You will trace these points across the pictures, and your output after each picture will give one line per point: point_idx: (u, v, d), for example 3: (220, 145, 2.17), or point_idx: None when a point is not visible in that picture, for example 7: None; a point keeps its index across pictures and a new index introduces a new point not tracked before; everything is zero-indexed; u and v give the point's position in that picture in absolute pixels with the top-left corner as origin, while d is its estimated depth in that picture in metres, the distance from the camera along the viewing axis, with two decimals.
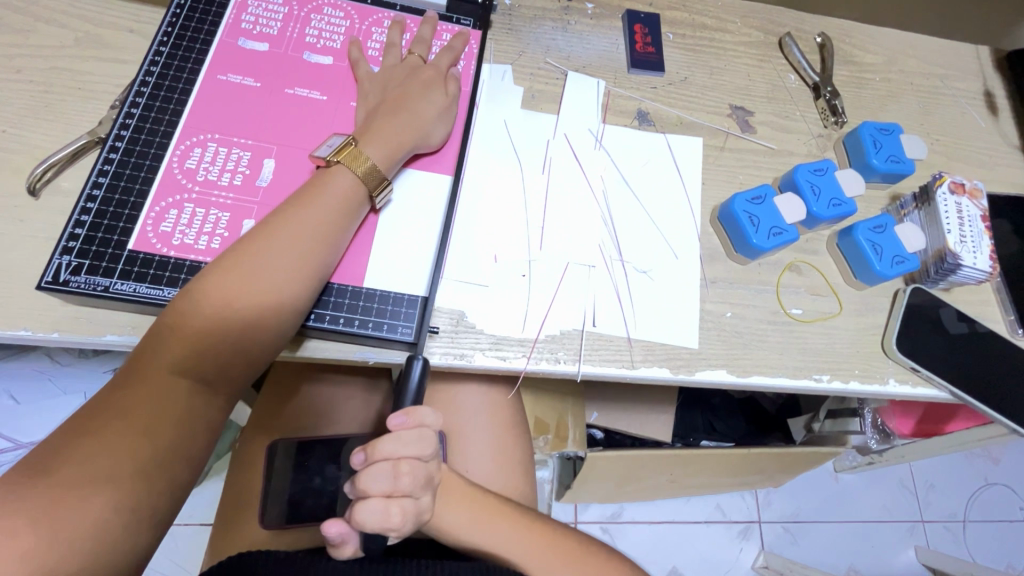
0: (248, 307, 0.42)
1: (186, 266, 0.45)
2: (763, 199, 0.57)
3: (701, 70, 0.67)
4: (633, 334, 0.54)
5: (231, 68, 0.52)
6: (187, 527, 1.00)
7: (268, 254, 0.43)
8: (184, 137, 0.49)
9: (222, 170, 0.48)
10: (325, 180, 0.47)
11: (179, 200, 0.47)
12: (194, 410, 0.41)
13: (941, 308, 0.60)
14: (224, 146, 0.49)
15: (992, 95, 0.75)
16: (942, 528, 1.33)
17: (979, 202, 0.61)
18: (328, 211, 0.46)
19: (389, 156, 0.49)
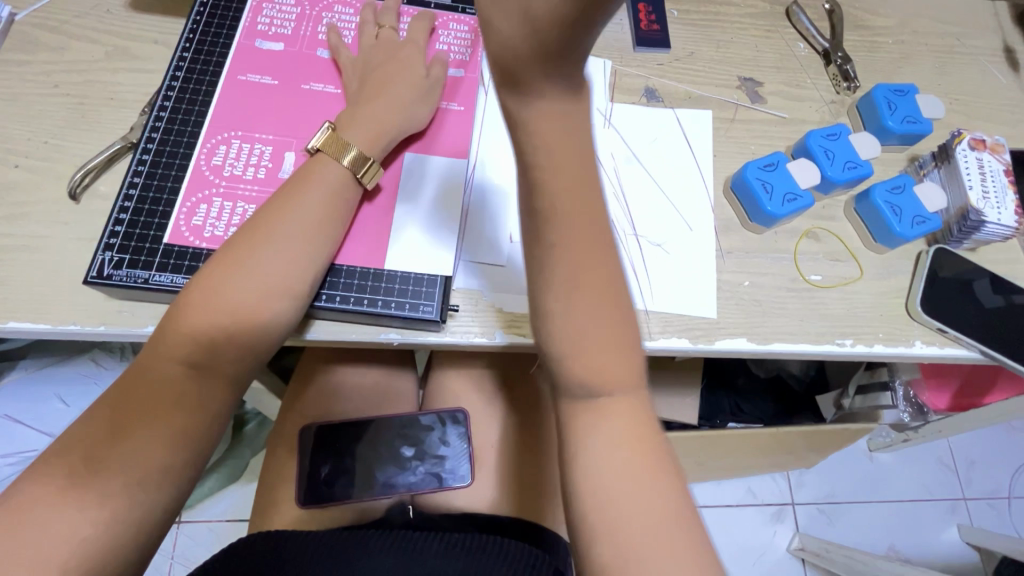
0: (246, 296, 0.42)
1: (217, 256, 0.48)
2: (776, 166, 0.57)
3: (707, 45, 0.67)
4: (650, 306, 0.54)
5: (249, 68, 0.54)
6: (221, 522, 1.04)
7: (270, 238, 0.44)
8: (209, 136, 0.51)
9: (246, 165, 0.51)
10: (314, 171, 0.48)
11: (208, 195, 0.49)
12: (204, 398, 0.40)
13: (976, 277, 0.58)
14: (247, 142, 0.51)
15: (1013, 51, 0.73)
16: (986, 505, 1.29)
17: (1001, 157, 0.59)
18: (319, 201, 0.47)
19: (371, 140, 0.50)
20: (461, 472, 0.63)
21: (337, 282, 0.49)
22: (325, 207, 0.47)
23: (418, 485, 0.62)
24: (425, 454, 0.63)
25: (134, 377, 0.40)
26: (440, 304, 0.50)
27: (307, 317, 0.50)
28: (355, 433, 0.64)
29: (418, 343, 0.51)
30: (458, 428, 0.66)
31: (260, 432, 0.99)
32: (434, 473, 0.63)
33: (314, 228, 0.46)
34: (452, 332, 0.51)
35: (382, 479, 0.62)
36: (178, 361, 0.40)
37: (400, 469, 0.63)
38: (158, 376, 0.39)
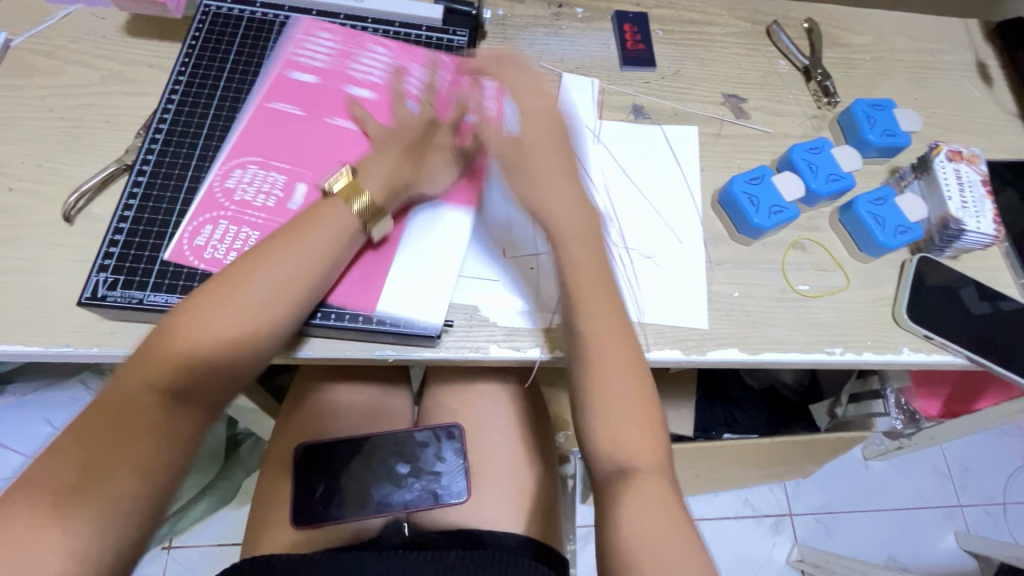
0: (223, 333, 0.42)
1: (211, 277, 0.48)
2: (761, 179, 0.59)
3: (692, 63, 0.69)
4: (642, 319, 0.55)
5: (280, 97, 0.55)
6: (214, 546, 1.02)
7: (263, 277, 0.44)
8: (213, 158, 0.52)
9: (252, 193, 0.51)
10: (319, 212, 0.47)
11: (214, 217, 0.50)
12: (184, 429, 0.42)
13: (963, 286, 0.60)
14: (263, 168, 0.52)
15: (985, 66, 0.76)
16: (981, 511, 1.29)
17: (978, 168, 0.61)
18: (318, 245, 0.46)
19: (387, 189, 0.50)
20: (456, 489, 0.63)
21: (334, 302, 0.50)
22: (318, 248, 0.46)
23: (414, 503, 0.62)
24: (421, 471, 0.63)
25: (112, 402, 0.40)
26: (436, 320, 0.51)
27: (300, 336, 0.50)
28: (350, 451, 0.64)
29: (412, 360, 0.51)
30: (453, 443, 0.66)
31: (253, 453, 0.98)
32: (429, 490, 0.63)
33: (305, 267, 0.45)
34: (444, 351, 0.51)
35: (377, 497, 0.62)
36: (158, 396, 0.40)
37: (396, 487, 0.63)
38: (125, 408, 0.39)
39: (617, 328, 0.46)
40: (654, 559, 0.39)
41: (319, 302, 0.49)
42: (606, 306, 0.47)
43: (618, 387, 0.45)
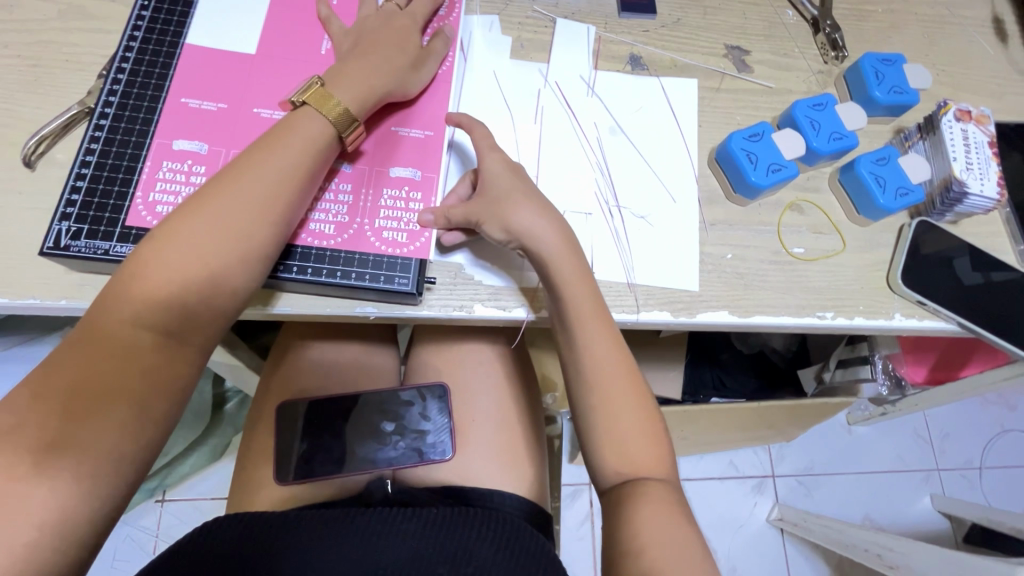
0: (210, 252, 0.41)
1: (161, 209, 0.46)
2: (761, 136, 0.56)
3: (694, 11, 0.65)
4: (633, 279, 0.54)
5: (306, 29, 0.53)
6: (209, 501, 1.04)
7: (239, 198, 0.42)
8: (193, 74, 0.50)
9: (211, 103, 0.49)
10: (292, 127, 0.45)
11: (186, 132, 0.48)
12: (171, 363, 0.41)
13: (956, 257, 0.58)
14: (249, 92, 0.50)
15: (1001, 22, 0.72)
16: (958, 475, 1.33)
17: (986, 129, 0.59)
18: (292, 154, 0.44)
19: (360, 99, 0.48)
20: (442, 447, 0.63)
21: None
22: (296, 160, 0.44)
23: (399, 460, 0.63)
24: (406, 429, 0.64)
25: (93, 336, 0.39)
26: (416, 277, 0.49)
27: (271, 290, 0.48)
28: (336, 409, 0.64)
29: (395, 318, 0.49)
30: (439, 402, 0.65)
31: (241, 410, 0.98)
32: (415, 448, 0.63)
33: (282, 174, 0.44)
34: (411, 309, 0.50)
35: (362, 454, 0.63)
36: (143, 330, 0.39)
37: (381, 444, 0.63)
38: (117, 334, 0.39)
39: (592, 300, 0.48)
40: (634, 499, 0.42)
41: (283, 255, 0.47)
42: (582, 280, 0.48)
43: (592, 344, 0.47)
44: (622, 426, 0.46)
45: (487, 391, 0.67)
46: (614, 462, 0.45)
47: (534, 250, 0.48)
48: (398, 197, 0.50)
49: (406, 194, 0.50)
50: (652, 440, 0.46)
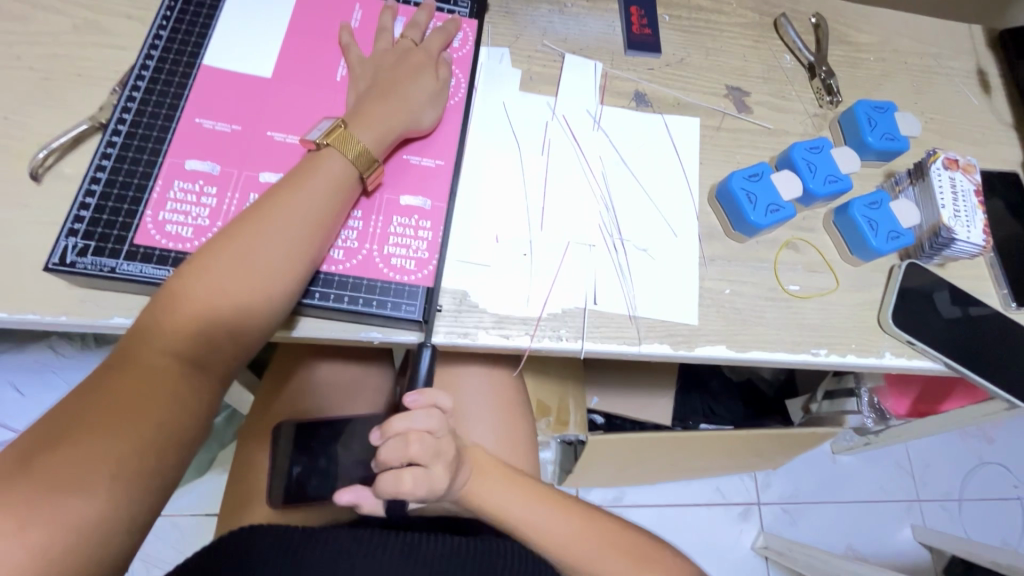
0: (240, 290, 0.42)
1: (170, 229, 0.46)
2: (760, 177, 0.58)
3: (697, 51, 0.67)
4: (591, 305, 0.54)
5: (323, 56, 0.54)
6: (189, 517, 1.01)
7: (270, 233, 0.43)
8: (206, 96, 0.50)
9: (226, 125, 0.49)
10: (314, 165, 0.47)
11: (199, 153, 0.48)
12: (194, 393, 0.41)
13: (936, 289, 0.61)
14: (260, 116, 0.50)
15: (985, 74, 0.76)
16: (938, 506, 1.35)
17: (972, 177, 0.62)
18: (321, 194, 0.46)
19: (379, 139, 0.49)
20: None
21: None
22: (321, 193, 0.46)
23: None
24: None
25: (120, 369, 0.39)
26: (423, 304, 0.49)
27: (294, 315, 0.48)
28: (331, 433, 0.64)
29: (400, 344, 0.50)
30: None
31: (229, 424, 0.97)
32: None
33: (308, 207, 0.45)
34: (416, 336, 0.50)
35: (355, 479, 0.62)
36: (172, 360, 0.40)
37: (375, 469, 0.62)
38: (145, 364, 0.39)
39: None
40: None
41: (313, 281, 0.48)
42: None
43: None
44: None
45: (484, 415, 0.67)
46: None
47: None
48: (406, 224, 0.51)
49: (415, 222, 0.51)
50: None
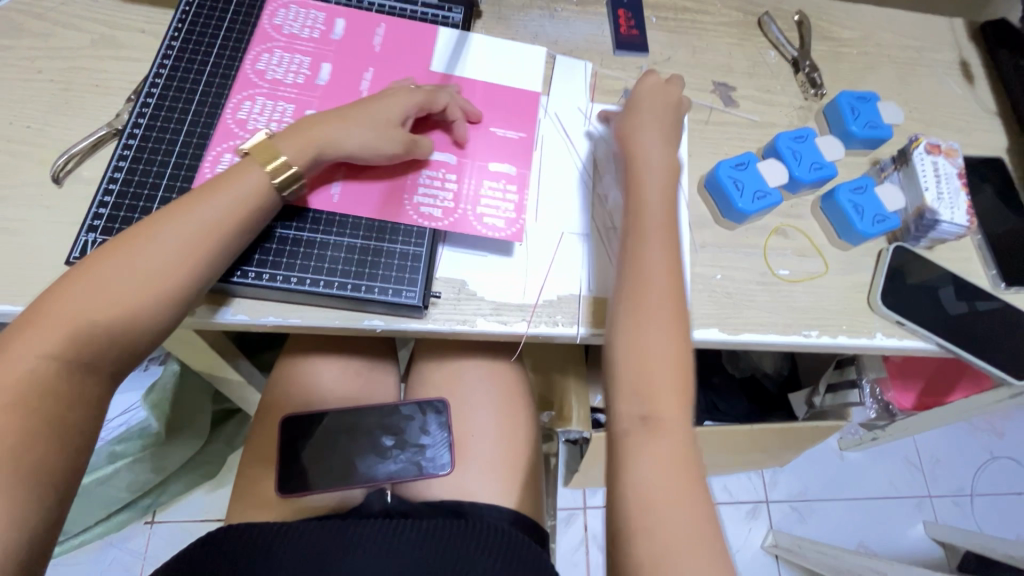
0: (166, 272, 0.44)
1: (242, 113, 0.53)
2: (746, 165, 0.60)
3: (684, 50, 0.70)
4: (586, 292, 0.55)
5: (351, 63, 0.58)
6: (201, 521, 1.03)
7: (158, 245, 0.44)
8: (248, 55, 0.56)
9: (278, 64, 0.56)
10: (231, 177, 0.47)
11: (252, 93, 0.54)
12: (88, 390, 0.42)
13: (941, 287, 0.61)
14: (288, 52, 0.56)
15: (968, 64, 0.78)
16: (950, 501, 1.34)
17: (954, 161, 0.63)
18: (224, 205, 0.46)
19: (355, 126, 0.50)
20: (441, 460, 0.64)
21: (277, 262, 0.50)
22: (230, 209, 0.46)
23: (398, 474, 0.64)
24: (405, 443, 0.65)
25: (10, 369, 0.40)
26: (423, 290, 0.51)
27: (224, 294, 0.50)
28: (337, 423, 0.65)
29: (401, 330, 0.52)
30: (439, 417, 0.67)
31: (239, 429, 0.99)
32: (414, 461, 0.64)
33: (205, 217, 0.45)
34: (414, 320, 0.52)
35: (363, 468, 0.63)
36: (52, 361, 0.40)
37: (381, 457, 0.64)
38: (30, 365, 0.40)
39: (667, 283, 0.49)
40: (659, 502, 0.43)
41: (242, 262, 0.49)
42: (663, 254, 0.50)
43: (663, 333, 0.48)
44: (664, 409, 0.46)
45: (486, 406, 0.69)
46: (634, 406, 0.46)
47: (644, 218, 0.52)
48: (434, 177, 0.54)
49: (442, 175, 0.55)
50: (680, 397, 0.46)
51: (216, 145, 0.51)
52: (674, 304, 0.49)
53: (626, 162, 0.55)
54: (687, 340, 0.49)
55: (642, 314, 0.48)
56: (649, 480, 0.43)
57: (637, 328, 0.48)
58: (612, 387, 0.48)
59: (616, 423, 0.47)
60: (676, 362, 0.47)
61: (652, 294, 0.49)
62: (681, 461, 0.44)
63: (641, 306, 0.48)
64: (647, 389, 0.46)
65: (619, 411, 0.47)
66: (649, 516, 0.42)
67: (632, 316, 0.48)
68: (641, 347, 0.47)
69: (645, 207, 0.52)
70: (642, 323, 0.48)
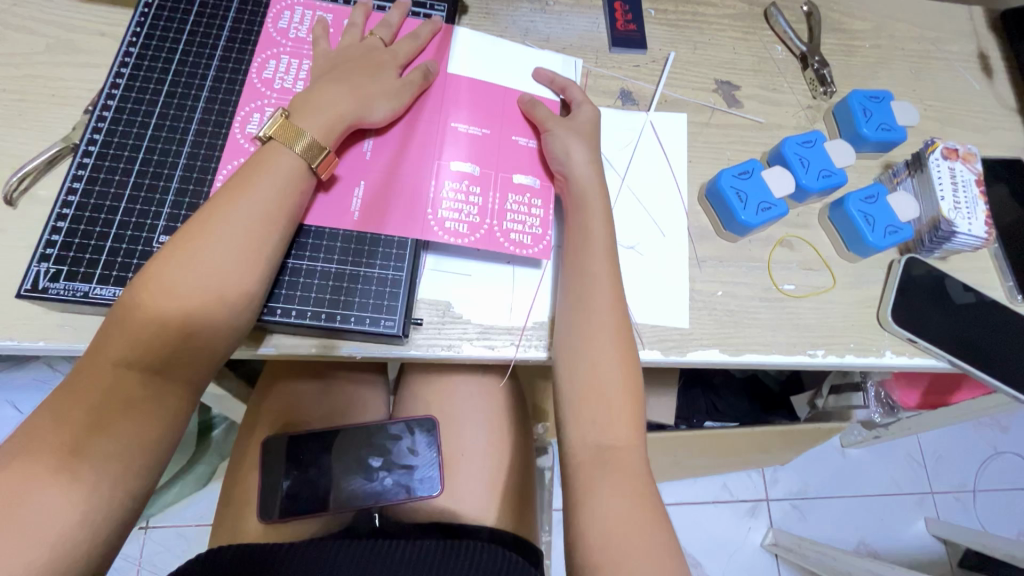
0: (192, 295, 0.41)
1: (250, 126, 0.50)
2: (750, 173, 0.56)
3: (685, 45, 0.66)
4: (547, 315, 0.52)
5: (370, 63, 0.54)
6: (193, 527, 1.02)
7: (215, 242, 0.42)
8: (251, 62, 0.52)
9: (286, 71, 0.52)
10: (266, 162, 0.45)
11: (261, 105, 0.51)
12: (164, 399, 0.40)
13: (947, 277, 0.59)
14: (296, 58, 0.53)
15: (987, 57, 0.73)
16: (952, 498, 1.32)
17: (973, 166, 0.60)
18: (274, 194, 0.44)
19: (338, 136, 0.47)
20: (430, 482, 0.62)
21: (276, 293, 0.47)
22: (280, 198, 0.44)
23: (385, 496, 0.61)
24: (392, 464, 0.61)
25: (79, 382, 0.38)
26: (402, 318, 0.48)
27: (262, 330, 0.48)
28: (321, 442, 0.62)
29: (381, 358, 0.49)
30: (428, 436, 0.64)
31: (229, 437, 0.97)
32: (402, 484, 0.61)
33: (259, 206, 0.43)
34: (397, 347, 0.49)
35: (347, 490, 0.61)
36: (126, 368, 0.39)
37: (367, 479, 0.61)
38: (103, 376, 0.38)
39: (610, 304, 0.47)
40: (623, 539, 0.40)
41: (268, 297, 0.46)
42: (606, 272, 0.48)
43: (609, 356, 0.46)
44: (616, 433, 0.44)
45: (479, 424, 0.66)
46: (589, 434, 0.45)
47: (586, 232, 0.49)
48: (459, 189, 0.51)
49: (465, 188, 0.52)
50: (632, 420, 0.45)
51: (226, 162, 0.48)
52: (620, 324, 0.47)
53: (562, 173, 0.52)
54: (634, 360, 0.47)
55: (588, 337, 0.46)
56: (610, 513, 0.41)
57: (577, 353, 0.47)
58: (563, 416, 0.47)
59: (571, 454, 0.45)
60: (625, 382, 0.46)
61: (593, 316, 0.47)
62: (642, 491, 0.43)
63: (590, 331, 0.47)
64: (594, 415, 0.45)
65: (575, 441, 0.45)
66: (612, 553, 0.40)
67: (575, 340, 0.47)
68: (587, 372, 0.46)
69: (587, 221, 0.50)
70: (589, 345, 0.46)
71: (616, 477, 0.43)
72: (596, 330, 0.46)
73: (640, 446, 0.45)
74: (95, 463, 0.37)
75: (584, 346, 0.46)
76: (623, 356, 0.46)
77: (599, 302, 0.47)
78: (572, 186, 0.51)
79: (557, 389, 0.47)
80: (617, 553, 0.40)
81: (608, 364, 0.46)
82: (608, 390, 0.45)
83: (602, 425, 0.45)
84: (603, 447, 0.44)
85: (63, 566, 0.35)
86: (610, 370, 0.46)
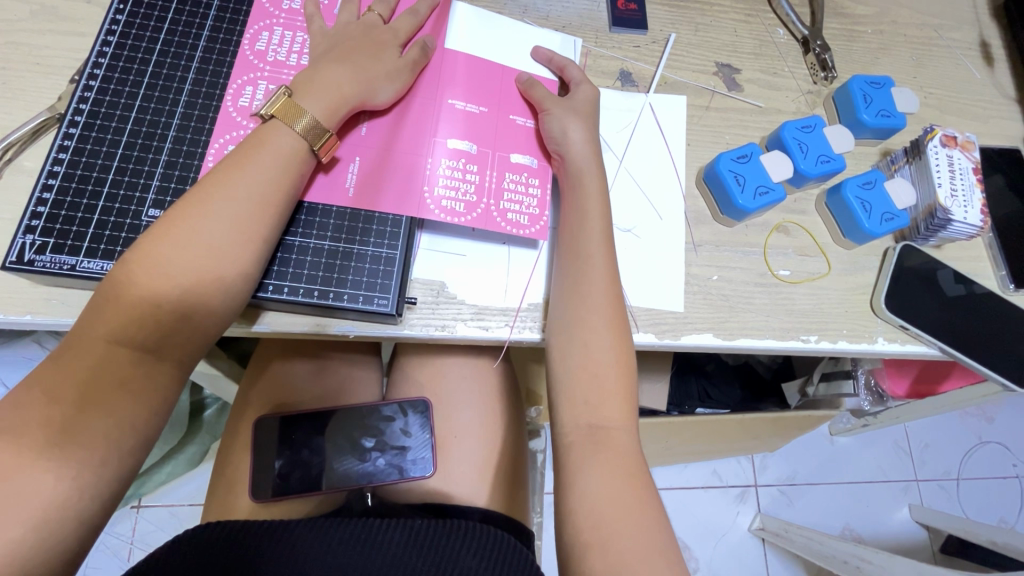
0: (189, 273, 0.40)
1: (243, 99, 0.49)
2: (749, 157, 0.56)
3: (686, 27, 0.65)
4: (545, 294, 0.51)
5: None
6: (185, 507, 1.02)
7: (212, 219, 0.41)
8: (242, 34, 0.51)
9: (278, 43, 0.51)
10: (262, 140, 0.44)
11: (253, 78, 0.50)
12: (155, 377, 0.40)
13: (939, 267, 0.59)
14: (289, 30, 0.52)
15: (989, 46, 0.73)
16: (936, 486, 1.35)
17: (971, 155, 0.60)
18: (271, 171, 0.43)
19: (331, 110, 0.46)
20: (422, 463, 0.62)
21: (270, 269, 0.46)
22: (277, 177, 0.44)
23: (377, 476, 0.61)
24: (385, 445, 0.62)
25: (72, 358, 0.38)
26: (396, 297, 0.48)
27: (256, 308, 0.47)
28: (314, 423, 0.62)
29: (375, 336, 0.49)
30: (421, 418, 0.64)
31: (221, 417, 0.96)
32: (394, 464, 0.62)
33: (257, 184, 0.43)
34: (392, 327, 0.49)
35: (341, 470, 0.61)
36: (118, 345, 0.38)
37: (360, 460, 0.61)
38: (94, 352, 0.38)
39: (605, 286, 0.47)
40: (614, 519, 0.40)
41: (267, 275, 0.46)
42: (601, 255, 0.48)
43: (603, 338, 0.46)
44: (608, 414, 0.44)
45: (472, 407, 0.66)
46: (580, 415, 0.45)
47: (581, 215, 0.49)
48: (454, 167, 0.51)
49: (461, 166, 0.51)
50: (625, 400, 0.45)
51: (217, 136, 0.47)
52: (614, 306, 0.47)
53: (560, 153, 0.51)
54: (629, 343, 0.47)
55: (582, 319, 0.46)
56: (599, 493, 0.41)
57: (573, 334, 0.46)
58: (555, 396, 0.46)
59: (563, 433, 0.45)
60: (618, 366, 0.46)
61: (589, 298, 0.47)
62: (632, 472, 0.43)
63: (585, 312, 0.46)
64: (587, 396, 0.45)
65: (567, 422, 0.45)
66: (605, 532, 0.40)
67: (570, 320, 0.47)
68: (580, 352, 0.46)
69: (585, 202, 0.49)
70: (583, 326, 0.46)
71: (608, 458, 0.43)
72: (590, 313, 0.46)
73: (631, 426, 0.45)
74: (84, 438, 0.37)
75: (578, 328, 0.46)
76: (617, 339, 0.46)
77: (595, 284, 0.47)
78: (569, 166, 0.51)
79: (550, 371, 0.47)
80: (607, 531, 0.40)
81: (602, 346, 0.46)
82: (602, 371, 0.45)
83: (594, 405, 0.45)
84: (593, 427, 0.44)
85: (52, 537, 0.35)
86: (604, 352, 0.46)
